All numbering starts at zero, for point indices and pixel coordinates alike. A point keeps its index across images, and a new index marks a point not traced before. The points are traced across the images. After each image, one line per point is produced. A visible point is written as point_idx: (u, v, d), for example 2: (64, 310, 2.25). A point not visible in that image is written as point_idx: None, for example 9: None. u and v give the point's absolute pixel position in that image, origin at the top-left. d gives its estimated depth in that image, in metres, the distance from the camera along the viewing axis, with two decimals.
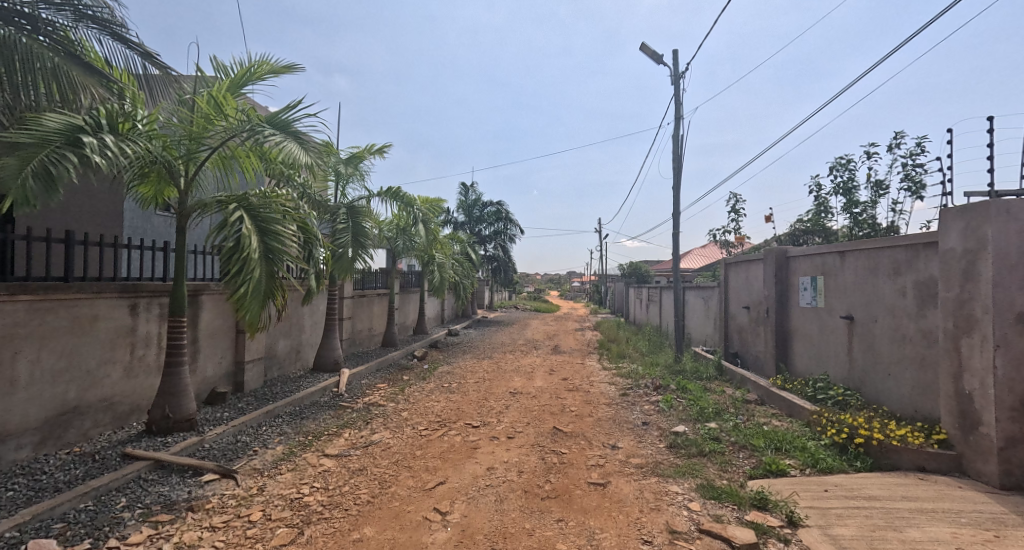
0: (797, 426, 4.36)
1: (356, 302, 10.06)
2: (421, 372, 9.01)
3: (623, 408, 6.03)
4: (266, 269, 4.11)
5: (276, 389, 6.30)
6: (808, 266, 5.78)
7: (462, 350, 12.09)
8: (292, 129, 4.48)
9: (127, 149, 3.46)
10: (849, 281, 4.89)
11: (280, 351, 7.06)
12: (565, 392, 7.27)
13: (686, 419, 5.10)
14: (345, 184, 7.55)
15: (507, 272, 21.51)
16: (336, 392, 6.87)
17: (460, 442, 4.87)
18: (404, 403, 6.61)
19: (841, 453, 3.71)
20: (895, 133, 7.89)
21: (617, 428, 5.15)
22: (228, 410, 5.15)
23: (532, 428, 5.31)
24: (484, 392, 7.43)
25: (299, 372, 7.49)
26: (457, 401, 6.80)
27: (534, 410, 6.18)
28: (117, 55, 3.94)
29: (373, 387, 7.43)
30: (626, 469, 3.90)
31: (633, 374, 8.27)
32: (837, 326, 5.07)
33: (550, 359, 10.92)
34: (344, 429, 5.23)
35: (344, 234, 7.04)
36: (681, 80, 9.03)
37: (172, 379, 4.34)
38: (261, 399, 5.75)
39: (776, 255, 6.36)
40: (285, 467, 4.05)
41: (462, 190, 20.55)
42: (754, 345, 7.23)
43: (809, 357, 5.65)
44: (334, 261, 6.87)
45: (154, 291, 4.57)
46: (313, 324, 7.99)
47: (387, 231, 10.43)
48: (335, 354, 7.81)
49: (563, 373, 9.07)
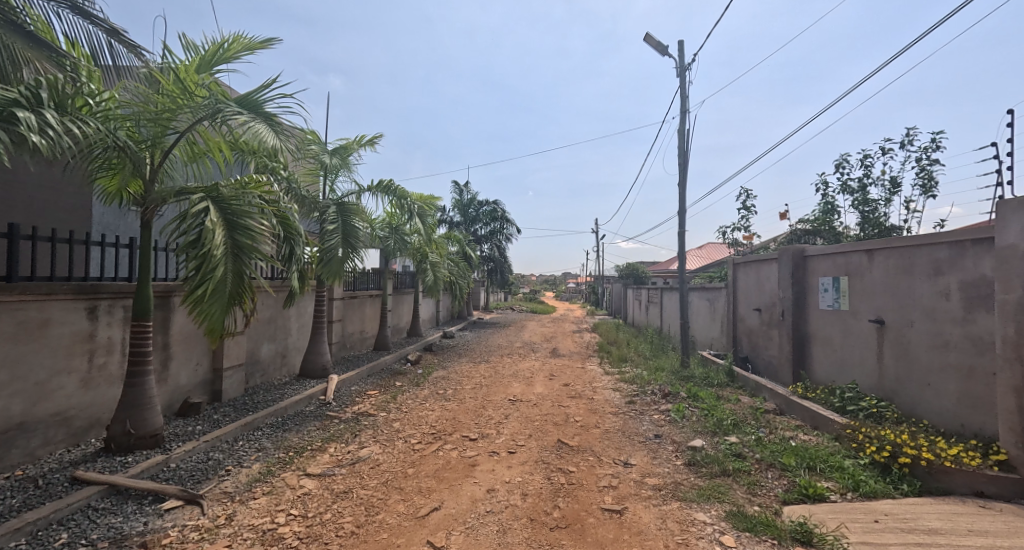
0: (827, 441, 3.96)
1: (347, 304, 9.60)
2: (415, 377, 8.56)
3: (631, 419, 5.63)
4: (233, 267, 3.69)
5: (258, 398, 5.84)
6: (828, 265, 5.41)
7: (458, 353, 11.66)
8: (263, 109, 3.93)
9: (74, 131, 3.01)
10: (878, 282, 4.52)
11: (263, 356, 6.61)
12: (567, 400, 6.86)
13: (702, 431, 4.70)
14: (334, 178, 7.12)
15: (503, 273, 21.10)
16: (323, 400, 6.42)
17: (457, 459, 4.43)
18: (397, 413, 6.17)
19: (883, 474, 3.31)
20: (910, 129, 7.60)
21: (627, 442, 4.74)
22: (201, 423, 4.69)
23: (535, 441, 4.89)
24: (481, 400, 7.00)
25: (284, 378, 7.02)
26: (453, 409, 6.38)
27: (536, 420, 5.76)
28: (78, 31, 3.47)
29: (363, 394, 6.99)
30: (642, 492, 3.50)
31: (637, 380, 7.88)
32: (864, 330, 4.70)
33: (549, 363, 10.50)
34: (329, 443, 4.78)
35: (334, 235, 6.58)
36: (687, 72, 8.66)
37: (135, 391, 3.88)
38: (240, 409, 5.29)
39: (792, 254, 5.98)
40: (259, 491, 3.60)
41: (458, 190, 20.17)
42: (766, 349, 6.85)
43: (830, 363, 5.28)
44: (323, 264, 6.39)
45: (118, 292, 4.11)
46: (300, 327, 7.54)
47: (380, 230, 10.00)
48: (322, 359, 7.36)
49: (564, 378, 8.68)
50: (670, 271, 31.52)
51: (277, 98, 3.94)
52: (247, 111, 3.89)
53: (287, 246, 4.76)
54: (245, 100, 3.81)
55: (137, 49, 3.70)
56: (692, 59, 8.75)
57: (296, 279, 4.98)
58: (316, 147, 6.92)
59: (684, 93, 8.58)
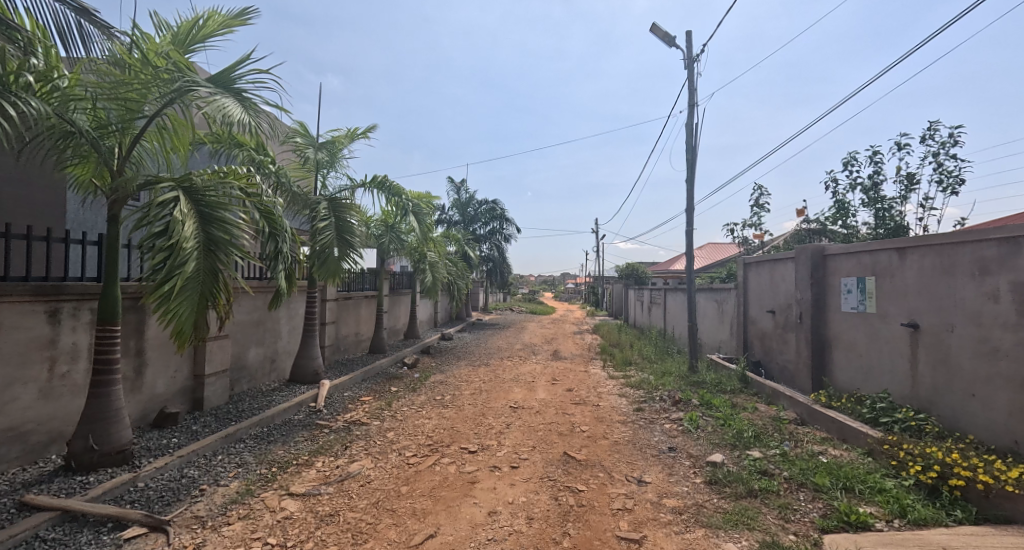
0: (861, 458, 3.62)
1: (341, 306, 9.24)
2: (411, 382, 8.20)
3: (641, 429, 5.29)
4: (205, 264, 3.35)
5: (243, 406, 5.48)
6: (851, 265, 5.09)
7: (456, 356, 11.30)
8: (235, 87, 3.53)
9: (10, 113, 2.63)
10: (910, 282, 4.20)
11: (250, 360, 6.24)
12: (571, 407, 6.51)
13: (720, 444, 4.35)
14: (327, 173, 6.78)
15: (502, 274, 20.70)
16: (313, 407, 6.06)
17: (455, 475, 4.07)
18: (391, 421, 5.81)
19: (931, 497, 2.96)
20: (930, 122, 7.23)
21: (639, 455, 4.38)
22: (178, 435, 4.32)
23: (539, 455, 4.53)
24: (481, 407, 6.64)
25: (273, 384, 6.66)
26: (451, 418, 6.01)
27: (540, 429, 5.40)
28: (41, 9, 2.87)
29: (356, 401, 6.62)
30: (661, 516, 3.15)
31: (644, 385, 7.53)
32: (895, 335, 4.38)
33: (550, 366, 10.17)
34: (316, 456, 4.41)
35: (327, 232, 6.21)
36: (695, 64, 8.33)
37: (100, 402, 3.51)
38: (222, 419, 4.92)
39: (810, 252, 5.65)
40: (234, 515, 3.23)
41: (455, 187, 19.79)
42: (781, 354, 6.51)
43: (854, 370, 4.94)
44: (319, 264, 6.06)
45: (83, 293, 3.75)
46: (291, 329, 7.18)
47: (375, 228, 9.64)
48: (314, 363, 7.00)
49: (566, 382, 8.34)
50: (671, 270, 31.18)
51: (251, 74, 3.59)
52: (218, 89, 3.49)
53: (271, 243, 4.35)
54: (216, 76, 3.44)
55: (111, 29, 3.13)
56: (700, 50, 8.41)
57: (283, 282, 4.54)
58: (305, 142, 6.57)
59: (692, 85, 8.23)
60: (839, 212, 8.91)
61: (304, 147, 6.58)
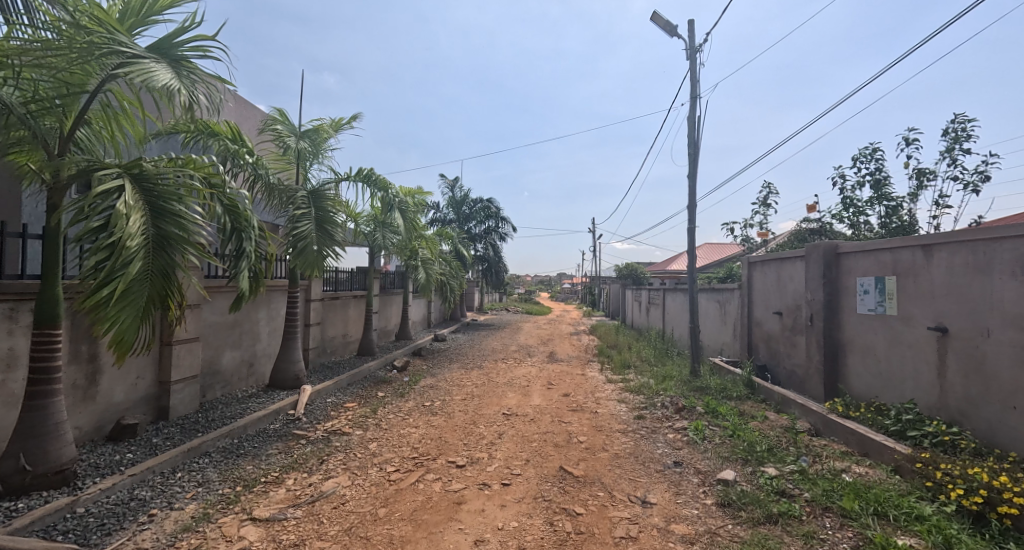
0: (890, 477, 3.26)
1: (327, 306, 8.83)
2: (399, 387, 7.81)
3: (643, 439, 4.93)
4: (155, 264, 2.93)
5: (214, 415, 5.07)
6: (867, 264, 4.76)
7: (449, 358, 10.90)
8: (178, 55, 3.04)
9: None
10: (940, 283, 3.86)
11: (225, 365, 5.83)
12: (567, 414, 6.15)
13: (730, 459, 3.99)
14: (309, 165, 6.41)
15: (498, 274, 20.26)
16: (292, 415, 5.65)
17: (439, 495, 3.69)
18: (375, 431, 5.42)
19: (977, 526, 2.61)
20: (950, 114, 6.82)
21: (642, 471, 4.01)
22: (135, 449, 3.92)
23: (533, 470, 4.16)
24: (472, 414, 6.25)
25: (250, 389, 6.26)
26: (439, 427, 5.62)
27: (534, 440, 5.03)
28: None
29: (339, 408, 6.22)
30: (669, 546, 2.79)
31: (644, 390, 7.17)
32: (920, 340, 4.04)
33: (546, 369, 9.79)
34: (288, 472, 4.01)
35: (306, 222, 5.82)
36: (698, 54, 7.98)
37: (35, 416, 3.10)
38: (188, 430, 4.52)
39: (822, 250, 5.31)
40: (184, 546, 2.82)
41: (449, 184, 19.44)
42: (789, 357, 6.18)
43: (872, 376, 4.61)
44: (297, 255, 5.64)
45: (21, 292, 3.33)
46: (271, 331, 6.77)
47: (363, 225, 9.23)
48: (295, 367, 6.59)
49: (563, 386, 7.96)
50: (671, 270, 30.86)
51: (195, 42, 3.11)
52: (156, 56, 2.98)
53: (234, 240, 3.92)
54: (155, 43, 2.97)
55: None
56: (703, 40, 8.07)
57: (248, 283, 4.12)
58: (286, 130, 6.16)
59: (694, 76, 7.88)
60: (846, 210, 8.50)
61: (284, 136, 6.18)
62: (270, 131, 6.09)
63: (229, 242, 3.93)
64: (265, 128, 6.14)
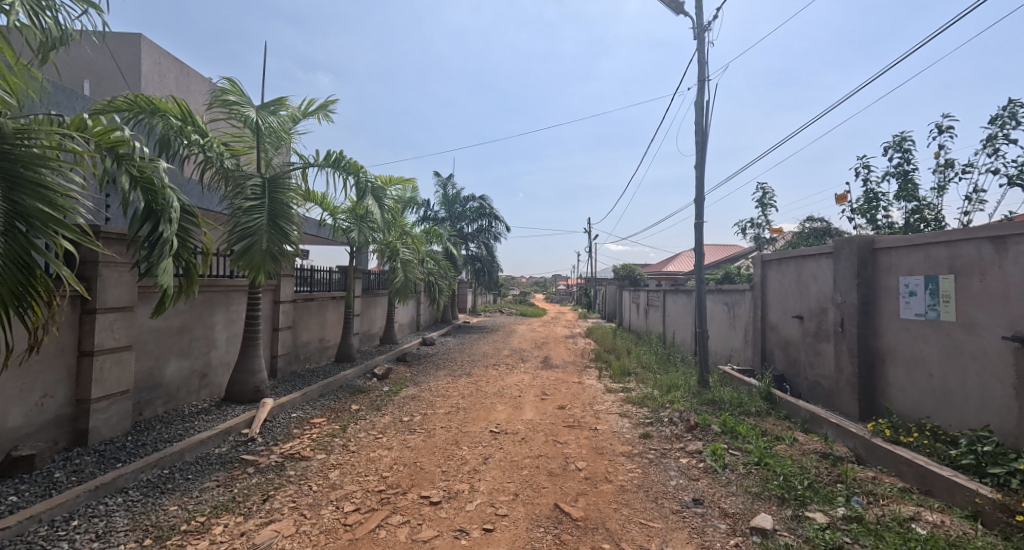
0: (972, 531, 2.56)
1: (300, 308, 8.07)
2: (377, 398, 7.06)
3: (653, 465, 4.23)
4: (3, 249, 2.07)
5: (147, 437, 4.29)
6: (914, 261, 4.09)
7: (436, 364, 10.14)
8: None
9: None
10: (1017, 282, 3.19)
11: (168, 377, 5.05)
12: (563, 431, 5.44)
13: (762, 496, 3.27)
14: (269, 149, 5.66)
15: (491, 274, 19.47)
16: (245, 435, 4.88)
17: (404, 547, 2.93)
18: (342, 454, 4.66)
19: None
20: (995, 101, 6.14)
21: (654, 511, 3.29)
22: (25, 490, 3.15)
23: (522, 509, 3.45)
24: (455, 432, 5.51)
25: (202, 404, 5.49)
26: (415, 449, 4.88)
27: (525, 468, 4.29)
28: None
29: (303, 426, 5.45)
30: None
31: (648, 402, 6.46)
32: (990, 351, 3.38)
33: (540, 377, 9.07)
34: (218, 516, 3.24)
35: (257, 215, 5.09)
36: (706, 33, 7.30)
37: None
38: (107, 459, 3.74)
39: (857, 245, 4.63)
40: None
41: (442, 182, 18.69)
42: (813, 368, 5.53)
43: (921, 393, 3.94)
44: (243, 252, 4.96)
45: None
46: (229, 337, 5.99)
47: (341, 220, 8.49)
48: (255, 378, 5.81)
49: (558, 397, 7.23)
50: (667, 272, 30.30)
51: None
52: None
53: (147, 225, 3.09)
54: None
55: None
56: (712, 18, 7.39)
57: (171, 280, 3.25)
58: (240, 102, 5.18)
59: (702, 58, 7.20)
60: (866, 205, 7.85)
61: (239, 109, 5.18)
62: (221, 103, 5.12)
63: (141, 226, 3.11)
64: (212, 98, 5.18)
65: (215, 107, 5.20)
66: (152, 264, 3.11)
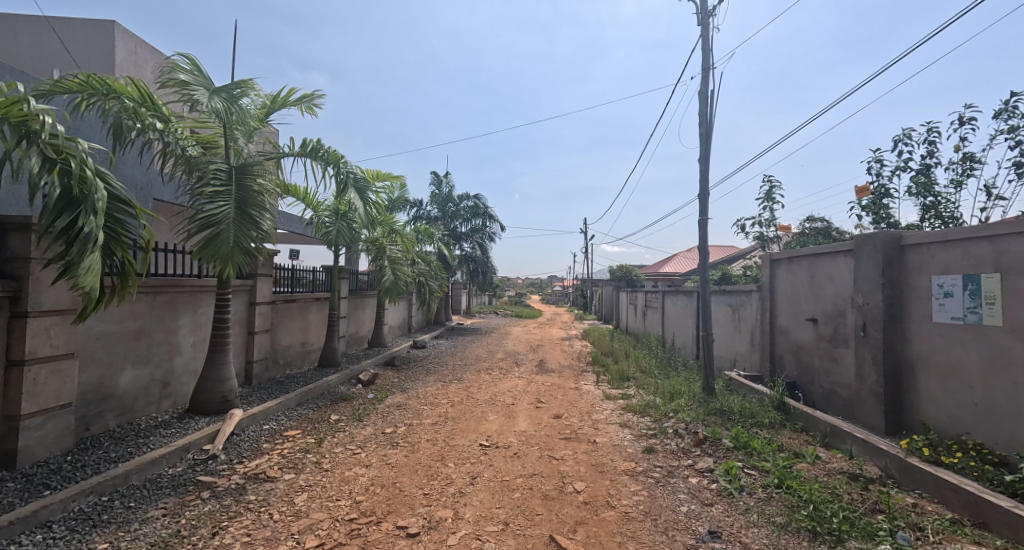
0: None
1: (279, 311, 7.57)
2: (360, 407, 6.58)
3: (659, 486, 3.79)
4: None
5: (90, 457, 3.80)
6: (947, 258, 3.69)
7: (426, 369, 9.68)
8: None
9: None
10: None
11: (123, 387, 4.56)
12: (559, 444, 5.00)
13: (789, 529, 2.84)
14: (237, 136, 5.17)
15: (486, 275, 18.99)
16: (206, 452, 4.39)
17: None
18: (313, 474, 4.18)
19: None
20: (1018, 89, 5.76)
21: (664, 547, 2.84)
22: None
23: (512, 541, 3.01)
24: (441, 446, 5.03)
25: (163, 416, 5.00)
26: (395, 467, 4.39)
27: (516, 490, 3.82)
28: None
29: (274, 440, 4.96)
30: None
31: (650, 411, 6.01)
32: None
33: (535, 382, 8.62)
34: None
35: (222, 202, 4.62)
36: (711, 19, 6.89)
37: None
38: (37, 486, 3.26)
39: (881, 241, 4.22)
40: None
41: (437, 180, 18.23)
42: (828, 375, 5.12)
43: (960, 407, 3.53)
44: (206, 245, 4.46)
45: None
46: (196, 343, 5.50)
47: (324, 217, 8.01)
48: (222, 387, 5.31)
49: (553, 405, 6.77)
50: (664, 272, 29.95)
51: None
52: None
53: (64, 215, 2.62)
54: None
55: None
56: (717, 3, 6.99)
57: (97, 281, 2.75)
58: (201, 83, 4.69)
59: (707, 45, 6.78)
60: (876, 201, 7.48)
61: (192, 93, 4.58)
62: (172, 82, 4.52)
63: (57, 217, 2.64)
64: (163, 77, 4.58)
65: (165, 87, 4.61)
66: (73, 262, 2.64)
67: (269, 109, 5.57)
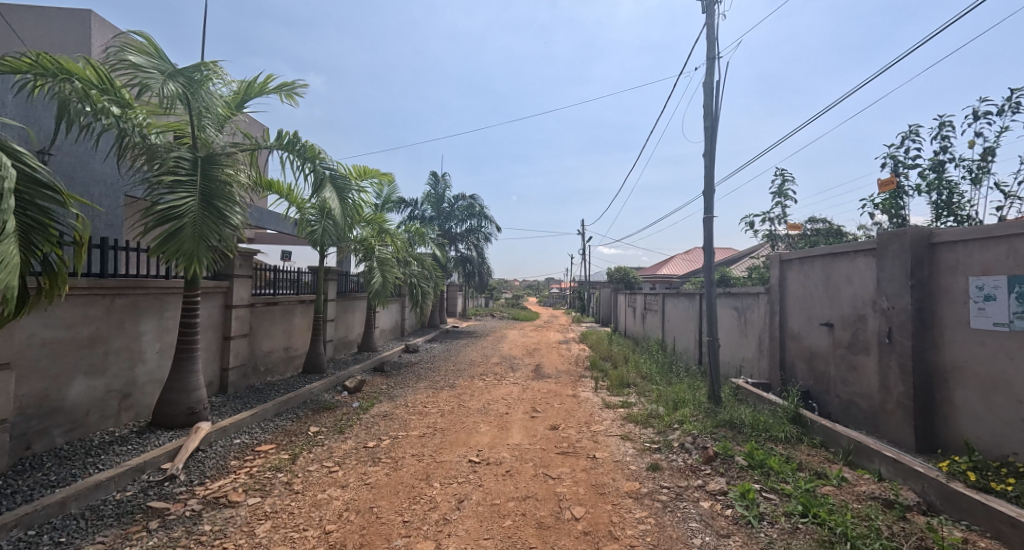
0: None
1: (260, 314, 7.13)
2: (343, 417, 6.14)
3: (668, 512, 3.37)
4: None
5: (24, 482, 3.36)
6: (990, 257, 3.29)
7: (416, 375, 9.24)
8: None
9: None
10: None
11: (74, 399, 4.12)
12: (556, 460, 4.58)
13: None
14: (205, 124, 4.74)
15: (482, 277, 18.55)
16: (164, 471, 3.95)
17: None
18: (281, 497, 3.75)
19: None
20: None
21: None
22: None
23: None
24: (427, 462, 4.60)
25: (122, 429, 4.56)
26: (374, 488, 3.96)
27: (507, 516, 3.40)
28: None
29: (243, 457, 4.52)
30: None
31: (653, 422, 5.61)
32: None
33: (531, 388, 8.20)
34: None
35: (184, 193, 4.18)
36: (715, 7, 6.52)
37: None
38: None
39: (910, 239, 3.82)
40: None
41: (433, 179, 17.83)
42: (846, 385, 4.74)
43: (1006, 424, 3.15)
44: (165, 242, 4.02)
45: None
46: (162, 350, 5.06)
47: (308, 214, 7.60)
48: (190, 398, 4.86)
49: (549, 415, 6.34)
50: (663, 275, 29.54)
51: None
52: None
53: None
54: None
55: None
56: None
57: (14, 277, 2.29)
58: (161, 64, 4.27)
59: (712, 33, 6.40)
60: (889, 200, 7.10)
61: (144, 76, 4.17)
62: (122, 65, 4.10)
63: None
64: (112, 59, 4.18)
65: (118, 70, 4.18)
66: None
67: (242, 97, 5.16)
